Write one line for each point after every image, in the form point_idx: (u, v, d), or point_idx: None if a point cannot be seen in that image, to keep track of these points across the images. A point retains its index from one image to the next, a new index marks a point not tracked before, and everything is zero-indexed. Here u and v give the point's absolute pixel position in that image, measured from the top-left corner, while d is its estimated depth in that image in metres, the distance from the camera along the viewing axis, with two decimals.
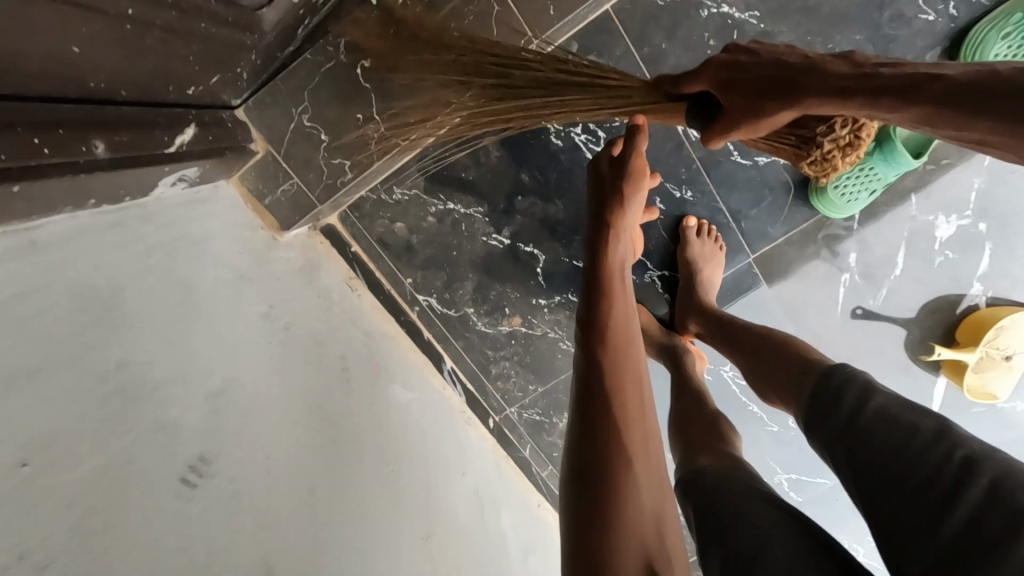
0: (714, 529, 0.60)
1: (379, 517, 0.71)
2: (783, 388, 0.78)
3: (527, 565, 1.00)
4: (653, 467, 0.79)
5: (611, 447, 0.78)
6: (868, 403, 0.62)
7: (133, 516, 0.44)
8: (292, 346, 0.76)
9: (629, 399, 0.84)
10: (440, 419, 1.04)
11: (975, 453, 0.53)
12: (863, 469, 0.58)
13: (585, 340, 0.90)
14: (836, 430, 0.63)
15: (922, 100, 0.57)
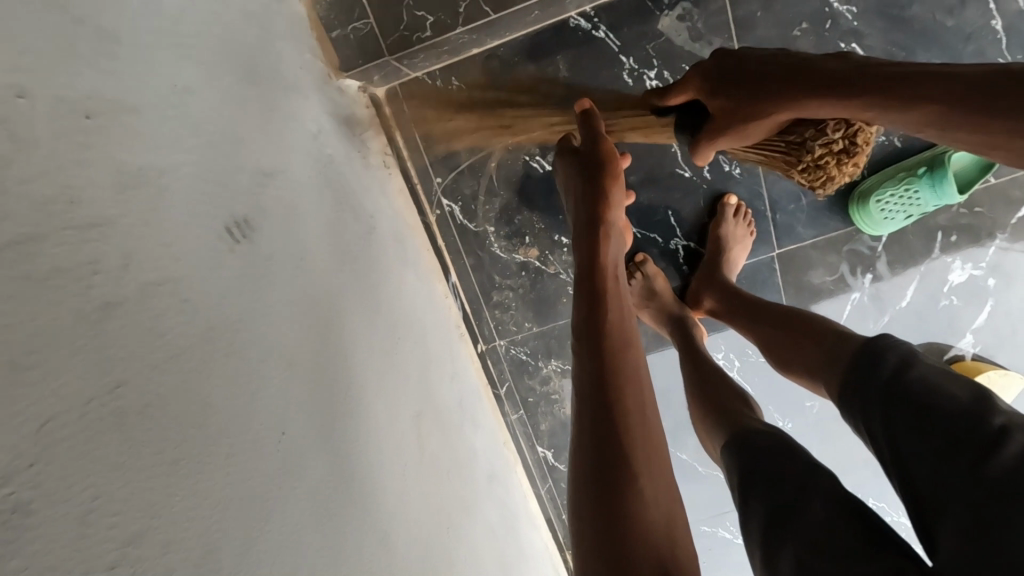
0: (760, 475, 0.64)
1: (385, 377, 0.67)
2: (819, 365, 0.78)
3: (492, 488, 0.97)
4: (660, 459, 0.75)
5: (616, 446, 0.73)
6: (908, 370, 0.63)
7: (184, 232, 0.39)
8: (332, 180, 0.71)
9: (630, 399, 0.79)
10: (442, 323, 1.00)
11: (1014, 419, 0.53)
12: (899, 433, 0.60)
13: (581, 349, 0.85)
14: (875, 400, 0.65)
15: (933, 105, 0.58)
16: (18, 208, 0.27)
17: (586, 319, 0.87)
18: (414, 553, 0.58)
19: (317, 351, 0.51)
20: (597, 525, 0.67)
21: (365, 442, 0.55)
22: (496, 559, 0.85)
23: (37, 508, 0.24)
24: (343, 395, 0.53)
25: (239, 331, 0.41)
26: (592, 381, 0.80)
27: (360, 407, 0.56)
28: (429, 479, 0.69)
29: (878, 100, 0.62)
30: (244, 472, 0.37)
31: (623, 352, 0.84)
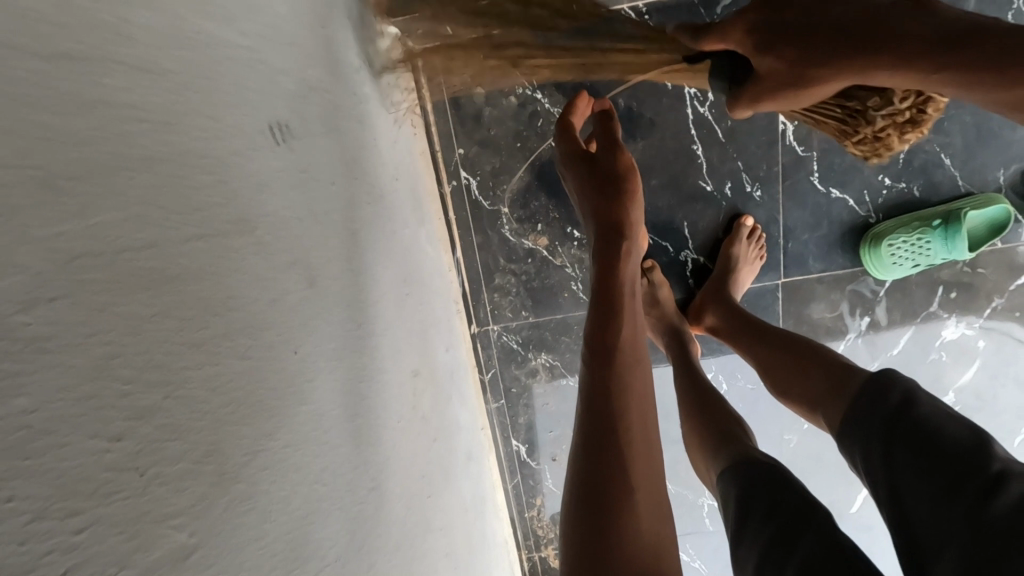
0: (758, 507, 0.60)
1: (390, 325, 0.63)
2: (821, 395, 0.73)
3: (468, 469, 0.94)
4: (656, 479, 0.70)
5: (614, 466, 0.68)
6: (913, 408, 0.57)
7: (234, 109, 0.37)
8: (369, 120, 0.69)
9: (632, 419, 0.73)
10: (442, 289, 0.96)
11: (1014, 466, 0.48)
12: (893, 473, 0.55)
13: (587, 360, 0.77)
14: (872, 435, 0.60)
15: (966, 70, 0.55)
16: (82, 26, 0.27)
17: (599, 329, 0.78)
18: (398, 508, 0.56)
19: (334, 275, 0.49)
20: (587, 547, 0.63)
21: (363, 386, 0.51)
22: (467, 545, 0.82)
23: (50, 349, 0.23)
24: (351, 331, 0.50)
25: (271, 228, 0.39)
26: (594, 397, 0.74)
27: (362, 350, 0.52)
28: (416, 442, 0.66)
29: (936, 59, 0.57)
30: (260, 377, 0.35)
31: (630, 368, 0.77)
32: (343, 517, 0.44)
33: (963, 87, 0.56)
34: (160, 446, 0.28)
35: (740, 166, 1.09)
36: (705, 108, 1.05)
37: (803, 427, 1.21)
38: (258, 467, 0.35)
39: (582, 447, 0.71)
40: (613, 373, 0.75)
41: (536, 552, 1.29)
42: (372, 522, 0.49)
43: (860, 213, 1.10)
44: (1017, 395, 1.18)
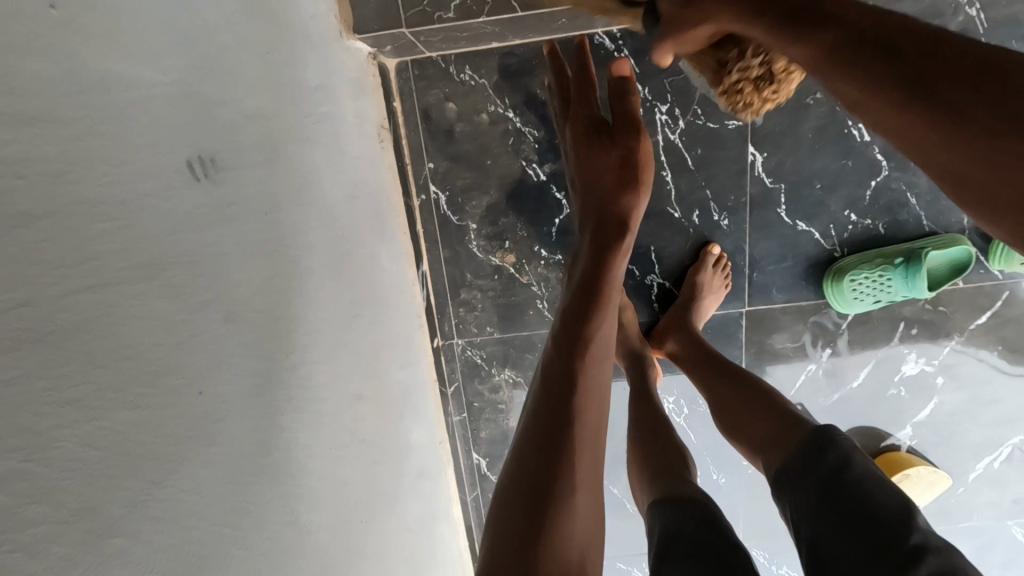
0: (688, 542, 0.60)
1: (332, 348, 0.63)
2: (767, 438, 0.73)
3: (418, 486, 0.94)
4: (596, 482, 0.68)
5: (562, 458, 0.66)
6: (846, 471, 0.59)
7: (144, 155, 0.37)
8: (324, 142, 0.69)
9: (589, 418, 0.70)
10: (402, 303, 0.96)
11: (931, 542, 0.50)
12: (819, 529, 0.56)
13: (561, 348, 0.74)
14: (807, 490, 0.60)
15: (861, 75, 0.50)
16: None
17: (574, 322, 0.75)
18: (321, 538, 0.56)
19: (258, 308, 0.48)
20: (515, 537, 0.61)
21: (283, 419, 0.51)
22: (408, 562, 0.82)
23: None
24: (273, 362, 0.50)
25: (180, 272, 0.40)
26: (559, 386, 0.71)
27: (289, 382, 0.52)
28: (352, 466, 0.66)
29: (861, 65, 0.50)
30: (144, 431, 0.35)
31: (596, 363, 0.74)
32: (247, 559, 0.44)
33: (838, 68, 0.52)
34: (20, 509, 0.28)
35: (708, 195, 1.09)
36: (676, 135, 1.06)
37: None
38: (143, 518, 0.35)
39: (533, 434, 0.68)
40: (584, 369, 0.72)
41: None
42: (288, 555, 0.50)
43: (825, 247, 1.11)
44: (972, 432, 1.21)
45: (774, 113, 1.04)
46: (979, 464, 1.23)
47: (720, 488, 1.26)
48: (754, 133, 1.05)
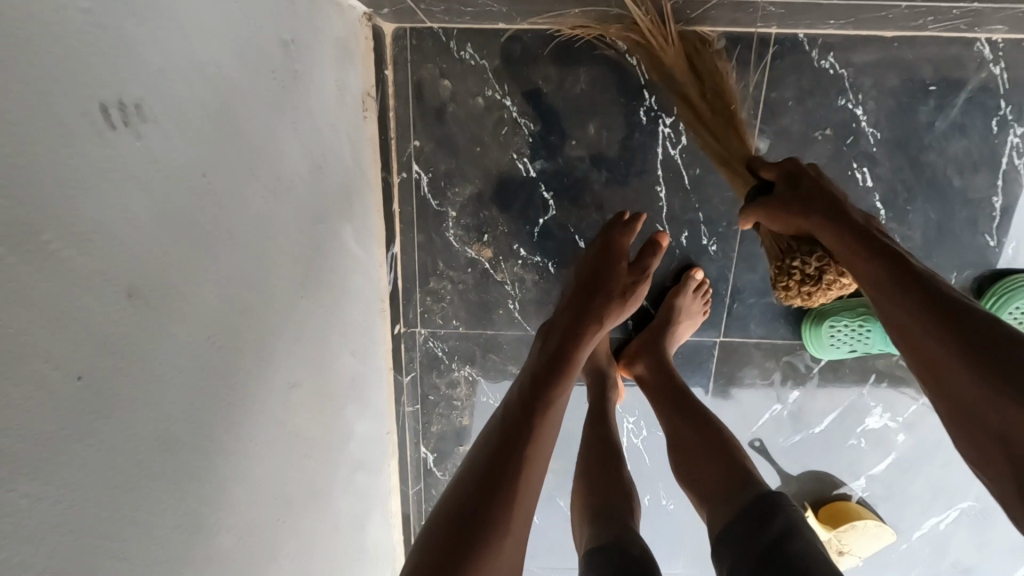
0: None
1: (271, 333, 0.58)
2: (716, 488, 0.71)
3: (353, 481, 0.89)
4: (525, 522, 0.68)
5: (496, 509, 0.64)
6: (789, 543, 0.57)
7: (36, 92, 0.31)
8: (294, 105, 0.63)
9: (529, 473, 0.70)
10: (363, 288, 0.91)
11: None
12: None
13: (520, 408, 0.76)
14: (750, 559, 0.58)
15: (912, 322, 0.64)
16: None
17: (538, 388, 0.78)
18: (224, 542, 0.50)
19: (173, 283, 0.42)
20: None
21: (190, 411, 0.45)
22: (331, 563, 0.78)
23: None
24: (184, 349, 0.44)
25: (68, 237, 0.34)
26: (503, 442, 0.71)
27: (205, 371, 0.46)
28: (277, 462, 0.60)
29: (907, 313, 0.64)
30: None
31: (547, 422, 0.75)
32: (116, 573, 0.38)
33: (897, 303, 0.65)
34: None
35: (700, 217, 1.05)
36: (676, 150, 1.01)
37: None
38: None
39: (466, 484, 0.67)
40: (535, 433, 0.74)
41: None
42: (177, 564, 0.44)
43: None
44: (923, 492, 1.20)
45: (779, 144, 1.00)
46: (925, 523, 1.22)
47: (668, 514, 1.23)
48: None
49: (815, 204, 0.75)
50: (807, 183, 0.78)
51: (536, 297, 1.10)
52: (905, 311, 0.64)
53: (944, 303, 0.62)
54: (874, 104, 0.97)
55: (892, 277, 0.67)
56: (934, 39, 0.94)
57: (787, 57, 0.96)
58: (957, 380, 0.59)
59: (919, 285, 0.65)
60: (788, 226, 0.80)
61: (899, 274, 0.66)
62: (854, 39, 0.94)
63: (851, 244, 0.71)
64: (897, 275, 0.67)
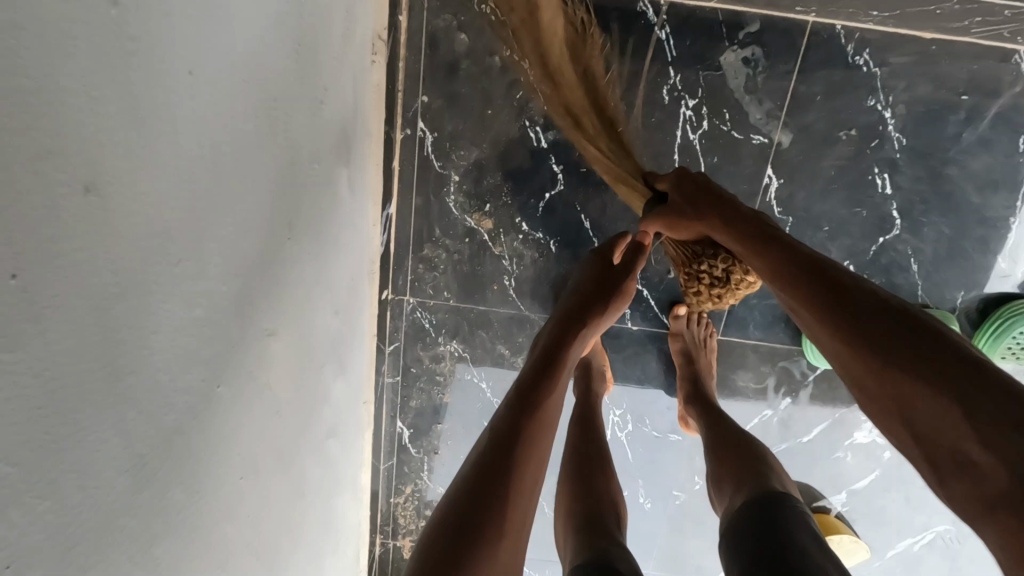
0: None
1: (248, 273, 0.52)
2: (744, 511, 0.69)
3: (324, 449, 0.84)
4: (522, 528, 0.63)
5: (507, 516, 0.61)
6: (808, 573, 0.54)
7: None
8: (297, 26, 0.57)
9: (528, 473, 0.66)
10: (353, 244, 0.85)
11: None
12: None
13: (513, 403, 0.71)
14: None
15: (837, 324, 0.61)
16: None
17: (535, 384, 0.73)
18: (175, 495, 0.45)
19: (136, 186, 0.36)
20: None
21: (145, 337, 0.39)
22: (291, 533, 0.72)
23: None
24: (141, 268, 0.37)
25: (13, 103, 0.27)
26: (499, 440, 0.67)
27: (166, 293, 0.40)
28: (244, 416, 0.54)
29: (832, 314, 0.61)
30: None
31: (544, 423, 0.70)
32: (36, 521, 0.32)
33: (817, 304, 0.63)
34: None
35: None
36: (695, 136, 0.96)
37: (694, 487, 1.18)
38: None
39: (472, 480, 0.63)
40: (534, 431, 0.68)
41: (392, 539, 1.24)
42: (117, 518, 0.38)
43: None
44: (902, 512, 1.18)
45: (802, 140, 0.96)
46: (899, 542, 1.20)
47: (644, 513, 1.20)
48: (776, 155, 0.97)
49: (709, 204, 0.78)
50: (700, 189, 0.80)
51: (532, 275, 1.06)
52: (827, 313, 0.62)
53: (874, 304, 0.60)
54: (904, 107, 0.93)
55: (813, 277, 0.65)
56: (973, 47, 0.90)
57: (820, 49, 0.91)
58: (895, 387, 0.55)
59: (842, 285, 0.62)
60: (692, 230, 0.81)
61: (817, 272, 0.65)
62: (892, 37, 0.90)
63: (765, 249, 0.70)
64: (814, 273, 0.65)
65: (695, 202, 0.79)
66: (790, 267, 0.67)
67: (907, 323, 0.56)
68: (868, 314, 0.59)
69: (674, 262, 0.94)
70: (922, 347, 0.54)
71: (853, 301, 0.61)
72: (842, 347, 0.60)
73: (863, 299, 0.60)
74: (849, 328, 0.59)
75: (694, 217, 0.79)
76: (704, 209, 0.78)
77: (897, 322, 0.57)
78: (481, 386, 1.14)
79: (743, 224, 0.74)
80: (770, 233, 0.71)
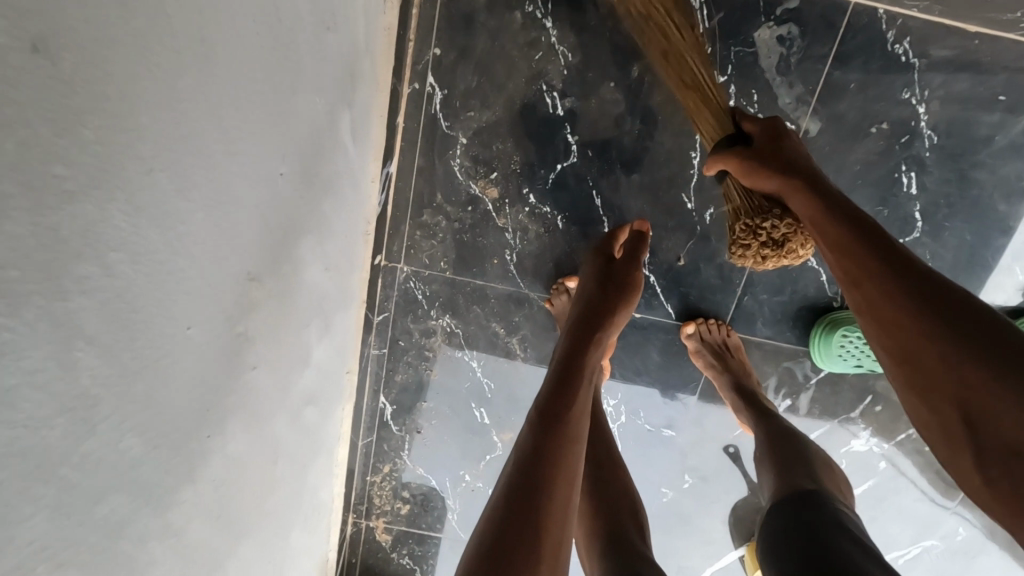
0: None
1: (235, 202, 0.46)
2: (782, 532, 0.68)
3: (301, 416, 0.78)
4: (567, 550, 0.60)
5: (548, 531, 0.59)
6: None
7: None
8: None
9: (563, 492, 0.63)
10: (350, 198, 0.79)
11: None
12: None
13: (538, 420, 0.68)
14: None
15: (878, 281, 0.59)
16: None
17: (557, 398, 0.71)
18: (128, 445, 0.38)
19: (96, 58, 0.29)
20: None
21: (98, 251, 0.32)
22: (258, 504, 0.66)
23: None
24: (98, 166, 0.30)
25: None
26: (532, 458, 0.64)
27: (128, 200, 0.33)
28: (216, 364, 0.48)
29: (875, 267, 0.59)
30: None
31: (574, 440, 0.68)
32: None
33: (855, 255, 0.61)
34: None
35: None
36: None
37: (683, 485, 1.14)
38: None
39: (506, 503, 0.60)
40: (565, 449, 0.66)
41: (364, 519, 1.19)
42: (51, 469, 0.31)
43: (826, 293, 1.02)
44: (892, 526, 1.15)
45: (831, 129, 0.91)
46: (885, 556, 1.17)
47: None
48: (802, 143, 0.92)
49: (789, 159, 0.71)
50: (789, 144, 0.73)
51: (536, 251, 1.00)
52: (869, 267, 0.60)
53: (919, 269, 0.58)
54: (940, 103, 0.89)
55: (859, 232, 0.62)
56: (1017, 45, 0.86)
57: (858, 34, 0.87)
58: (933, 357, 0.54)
59: (886, 244, 0.60)
60: (760, 179, 0.73)
61: (859, 226, 0.62)
62: (935, 28, 0.86)
63: (820, 202, 0.66)
64: (859, 228, 0.62)
65: (781, 151, 0.72)
66: (831, 217, 0.65)
67: (946, 292, 0.55)
68: (916, 275, 0.57)
69: (727, 206, 0.84)
70: (971, 316, 0.53)
71: (902, 260, 0.59)
72: (882, 300, 0.59)
73: (911, 262, 0.59)
74: (892, 282, 0.58)
75: (774, 165, 0.71)
76: (792, 162, 0.71)
77: (945, 292, 0.55)
78: (472, 365, 1.08)
79: (812, 180, 0.69)
80: (821, 184, 0.68)
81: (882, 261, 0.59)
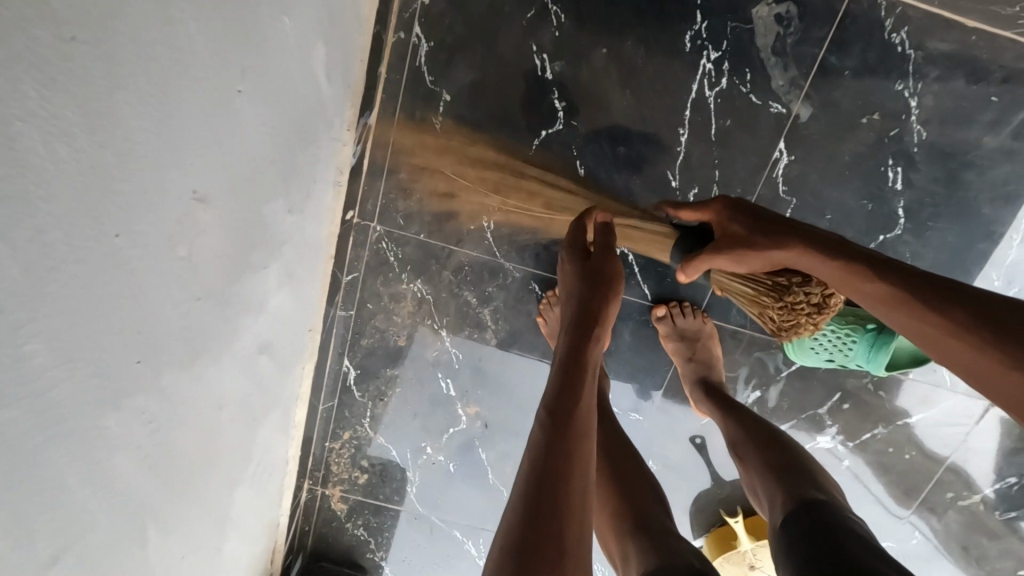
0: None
1: (181, 107, 0.42)
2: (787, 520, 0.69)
3: (253, 364, 0.74)
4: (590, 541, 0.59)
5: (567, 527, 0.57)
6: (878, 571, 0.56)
7: None
8: None
9: (579, 486, 0.62)
10: (321, 141, 0.76)
11: None
12: None
13: (544, 418, 0.66)
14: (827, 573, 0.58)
15: (888, 297, 0.65)
16: None
17: (563, 393, 0.69)
18: (33, 350, 0.35)
19: None
20: None
21: (4, 121, 0.28)
22: (197, 449, 0.62)
23: None
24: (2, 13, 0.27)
25: None
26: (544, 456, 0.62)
27: (42, 72, 0.30)
28: (150, 284, 0.45)
29: (884, 283, 0.66)
30: None
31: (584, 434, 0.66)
32: None
33: (864, 280, 0.68)
34: None
35: (715, 176, 0.93)
36: (712, 93, 0.89)
37: None
38: None
39: (523, 505, 0.58)
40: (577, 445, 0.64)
41: (320, 486, 1.15)
42: None
43: None
44: None
45: (822, 116, 0.90)
46: None
47: None
48: (792, 128, 0.90)
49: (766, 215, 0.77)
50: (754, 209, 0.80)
51: (515, 220, 0.97)
52: (876, 286, 0.67)
53: (919, 275, 0.64)
54: (932, 98, 0.88)
55: (855, 255, 0.69)
56: (1013, 44, 0.85)
57: (857, 19, 0.85)
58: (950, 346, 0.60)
59: (884, 262, 0.67)
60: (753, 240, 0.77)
61: (855, 251, 0.70)
62: (934, 20, 0.85)
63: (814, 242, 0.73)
64: (856, 253, 0.69)
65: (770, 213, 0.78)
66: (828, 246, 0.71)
67: (949, 290, 0.62)
68: (917, 280, 0.64)
69: (748, 302, 0.90)
70: (971, 307, 0.59)
71: (902, 272, 0.65)
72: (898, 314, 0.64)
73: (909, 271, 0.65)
74: (903, 290, 0.64)
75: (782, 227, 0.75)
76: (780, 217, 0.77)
77: (946, 287, 0.62)
78: (440, 334, 1.05)
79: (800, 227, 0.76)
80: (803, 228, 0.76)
81: (891, 278, 0.66)
